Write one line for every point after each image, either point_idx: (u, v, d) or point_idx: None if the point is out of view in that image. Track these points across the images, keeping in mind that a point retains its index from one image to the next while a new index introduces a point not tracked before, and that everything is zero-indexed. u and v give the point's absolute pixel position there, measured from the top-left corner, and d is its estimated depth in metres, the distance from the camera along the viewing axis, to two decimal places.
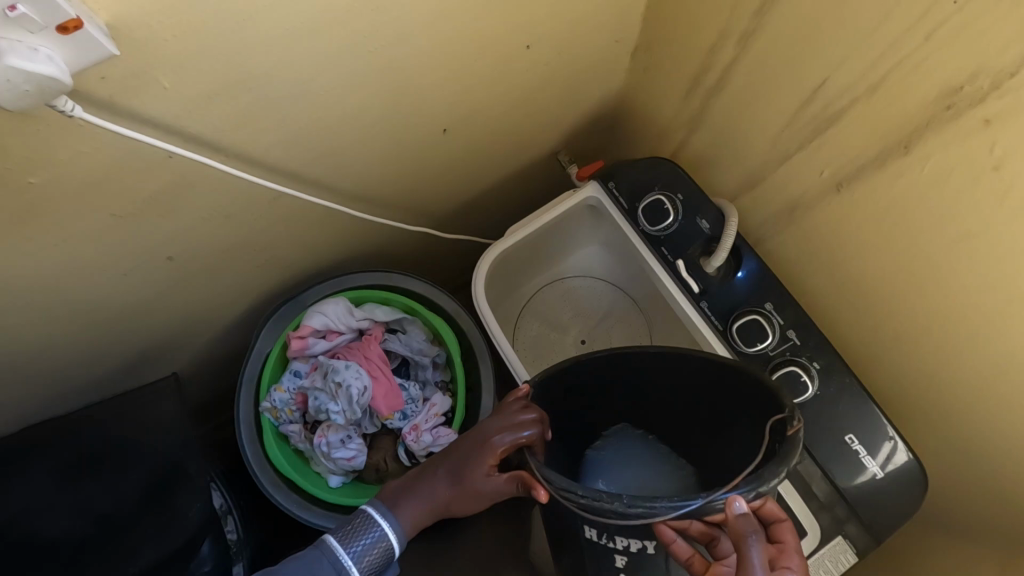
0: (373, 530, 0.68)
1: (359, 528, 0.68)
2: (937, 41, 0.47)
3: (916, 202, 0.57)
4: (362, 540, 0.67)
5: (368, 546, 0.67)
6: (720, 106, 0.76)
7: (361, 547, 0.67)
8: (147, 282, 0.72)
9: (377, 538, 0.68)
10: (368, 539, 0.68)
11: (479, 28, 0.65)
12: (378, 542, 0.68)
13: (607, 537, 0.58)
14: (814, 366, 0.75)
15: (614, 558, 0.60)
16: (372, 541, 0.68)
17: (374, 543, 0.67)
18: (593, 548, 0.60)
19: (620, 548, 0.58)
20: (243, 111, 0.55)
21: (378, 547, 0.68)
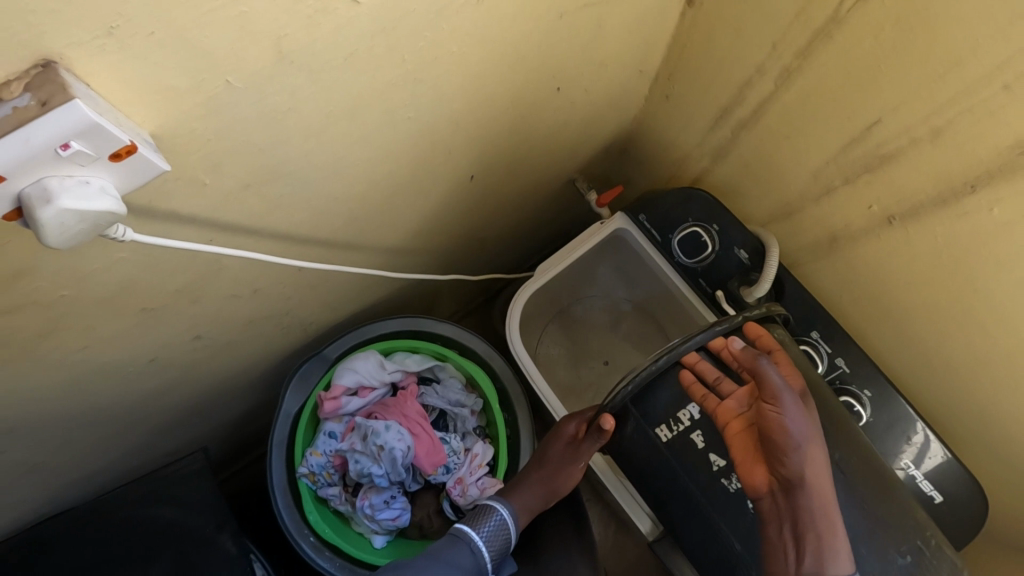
0: (495, 515, 0.72)
1: (483, 515, 0.72)
2: (1016, 92, 0.44)
3: (979, 239, 0.56)
4: (489, 523, 0.71)
5: (491, 524, 0.71)
6: (753, 137, 0.74)
7: (490, 530, 0.71)
8: (171, 364, 0.68)
9: (496, 520, 0.72)
10: (493, 523, 0.71)
11: (513, 81, 0.61)
12: (500, 526, 0.72)
13: (673, 422, 0.63)
14: (865, 394, 0.75)
15: (695, 444, 0.62)
16: (497, 524, 0.71)
17: (499, 526, 0.71)
18: (676, 451, 0.63)
19: (688, 425, 0.62)
20: (279, 193, 0.51)
21: (500, 526, 0.71)
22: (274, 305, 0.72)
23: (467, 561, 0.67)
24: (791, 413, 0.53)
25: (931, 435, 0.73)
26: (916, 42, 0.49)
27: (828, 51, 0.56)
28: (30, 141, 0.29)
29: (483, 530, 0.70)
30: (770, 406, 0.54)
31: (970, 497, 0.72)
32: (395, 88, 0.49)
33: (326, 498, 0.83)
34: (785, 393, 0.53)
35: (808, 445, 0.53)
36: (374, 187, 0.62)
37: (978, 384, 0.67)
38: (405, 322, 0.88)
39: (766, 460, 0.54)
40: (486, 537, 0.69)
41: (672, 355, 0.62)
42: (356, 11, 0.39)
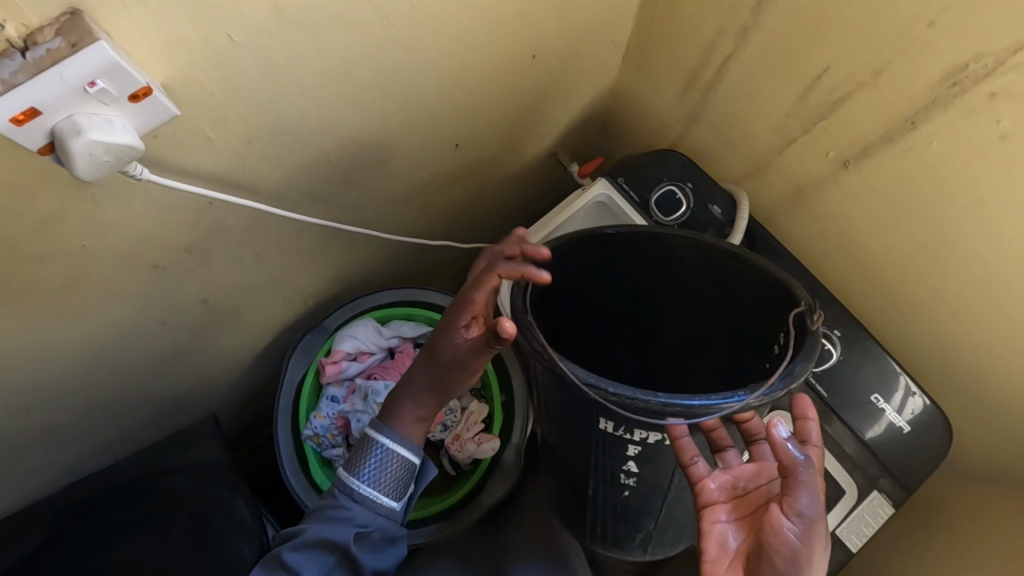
0: (376, 450, 0.67)
1: (362, 452, 0.67)
2: (940, 28, 0.49)
3: (923, 173, 0.61)
4: (369, 461, 0.66)
5: (382, 465, 0.66)
6: (721, 97, 0.79)
7: (372, 469, 0.66)
8: (180, 330, 0.72)
9: (382, 450, 0.67)
10: (376, 459, 0.66)
11: (491, 48, 0.66)
12: (384, 458, 0.67)
13: (624, 429, 0.56)
14: (835, 334, 0.79)
15: (626, 448, 0.59)
16: (382, 458, 0.67)
17: (385, 461, 0.66)
18: (604, 438, 0.58)
19: (636, 439, 0.57)
20: (278, 151, 0.56)
21: (389, 460, 0.67)
22: (275, 272, 0.76)
23: (363, 504, 0.66)
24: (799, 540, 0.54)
25: (917, 392, 0.77)
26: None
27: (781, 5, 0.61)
28: (63, 78, 0.33)
29: (365, 475, 0.66)
30: (785, 502, 0.55)
31: (936, 425, 0.76)
32: (381, 49, 0.54)
33: (331, 459, 0.87)
34: (808, 508, 0.54)
35: (806, 569, 0.53)
36: (364, 150, 0.66)
37: (937, 316, 0.72)
38: (399, 293, 0.93)
39: (759, 556, 0.56)
40: (374, 482, 0.66)
41: (691, 406, 0.48)
42: None
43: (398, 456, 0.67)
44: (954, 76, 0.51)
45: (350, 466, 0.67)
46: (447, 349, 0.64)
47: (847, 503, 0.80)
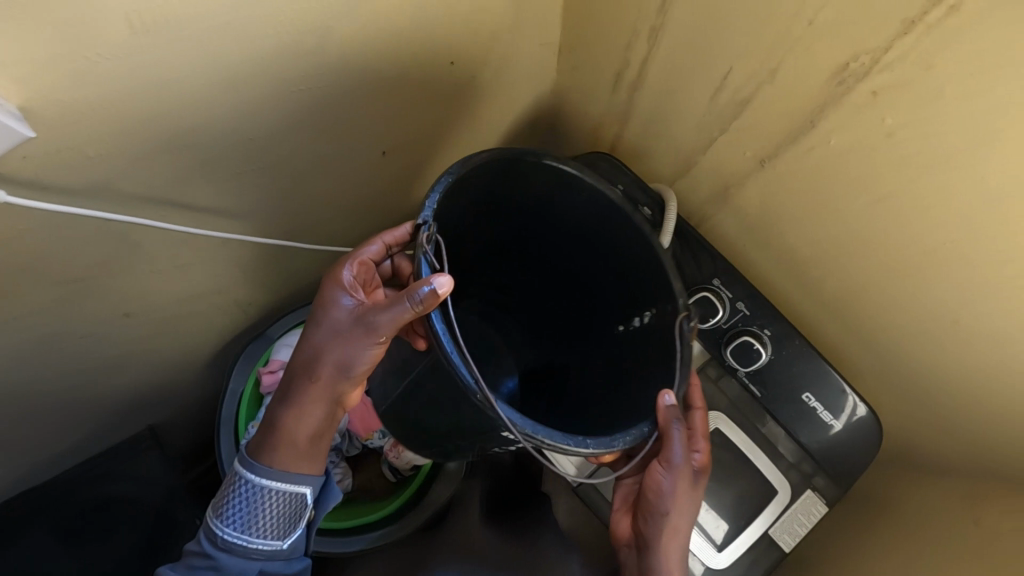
0: (241, 491, 0.61)
1: (227, 494, 0.61)
2: (818, 27, 0.49)
3: (827, 170, 0.60)
4: (234, 504, 0.61)
5: (252, 509, 0.61)
6: (647, 96, 0.78)
7: (237, 513, 0.60)
8: (106, 344, 0.72)
9: (251, 492, 0.61)
10: (241, 502, 0.61)
11: (399, 53, 0.65)
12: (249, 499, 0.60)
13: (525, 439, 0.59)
14: (765, 333, 0.79)
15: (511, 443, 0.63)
16: (247, 502, 0.61)
17: (249, 503, 0.61)
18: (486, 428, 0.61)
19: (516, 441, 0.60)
20: (175, 165, 0.56)
21: (260, 496, 0.61)
22: (202, 284, 0.76)
23: (231, 550, 0.60)
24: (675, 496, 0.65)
25: (857, 397, 0.77)
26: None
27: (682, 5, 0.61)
28: None
29: (229, 520, 0.60)
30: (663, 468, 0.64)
31: (866, 421, 0.77)
32: (269, 60, 0.53)
33: None
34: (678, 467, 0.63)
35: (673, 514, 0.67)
36: (277, 159, 0.66)
37: (863, 312, 0.71)
38: None
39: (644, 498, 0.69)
40: (241, 527, 0.60)
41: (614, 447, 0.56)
42: None
43: (270, 489, 0.61)
44: (838, 74, 0.50)
45: (214, 511, 0.61)
46: (329, 347, 0.61)
47: (781, 502, 0.79)
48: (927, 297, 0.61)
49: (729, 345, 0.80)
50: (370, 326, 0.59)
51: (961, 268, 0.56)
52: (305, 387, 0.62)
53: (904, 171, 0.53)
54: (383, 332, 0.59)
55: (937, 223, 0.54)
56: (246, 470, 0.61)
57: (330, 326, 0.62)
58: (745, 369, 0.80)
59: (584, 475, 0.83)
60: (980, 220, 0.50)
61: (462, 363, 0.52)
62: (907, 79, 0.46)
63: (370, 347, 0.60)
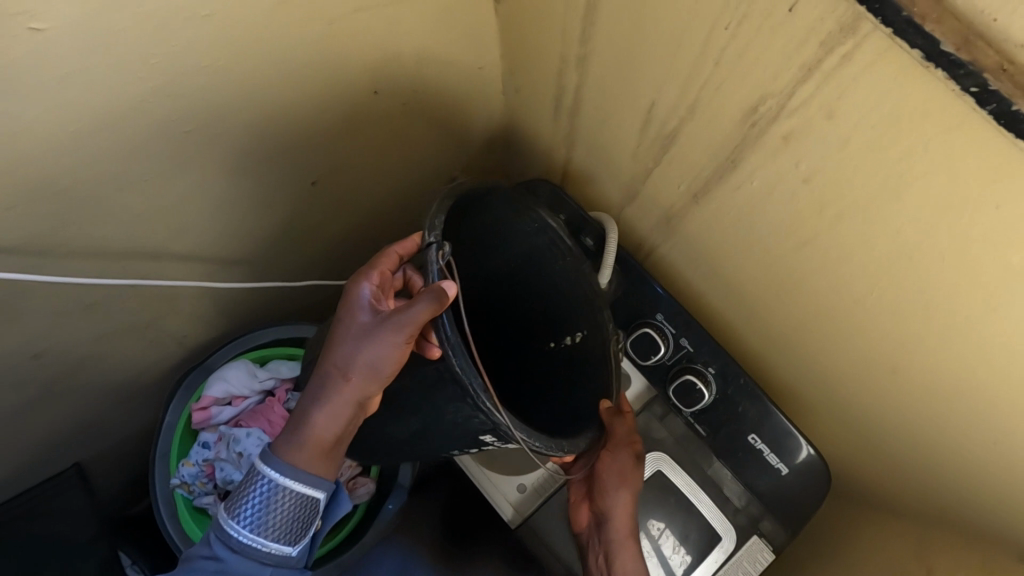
0: (261, 484, 0.54)
1: (244, 487, 0.55)
2: (725, 67, 0.45)
3: (756, 211, 0.56)
4: (250, 501, 0.54)
5: (267, 512, 0.54)
6: (586, 123, 0.75)
7: (251, 511, 0.54)
8: (17, 385, 0.70)
9: (264, 494, 0.54)
10: (258, 498, 0.54)
11: (311, 87, 0.62)
12: (267, 499, 0.54)
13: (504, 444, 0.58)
14: (709, 372, 0.75)
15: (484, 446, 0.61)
16: (265, 498, 0.54)
17: (268, 499, 0.54)
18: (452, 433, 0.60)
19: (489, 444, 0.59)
20: (58, 213, 0.53)
21: (279, 498, 0.54)
22: (122, 322, 0.73)
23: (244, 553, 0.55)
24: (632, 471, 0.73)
25: (804, 439, 0.73)
26: (650, 27, 0.49)
27: (600, 37, 0.57)
28: None
29: (243, 520, 0.54)
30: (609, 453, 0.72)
31: (814, 466, 0.73)
32: (147, 103, 0.50)
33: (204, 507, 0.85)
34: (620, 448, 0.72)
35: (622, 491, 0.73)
36: (185, 197, 0.63)
37: (807, 353, 0.67)
38: (285, 330, 0.90)
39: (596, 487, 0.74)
40: (254, 527, 0.53)
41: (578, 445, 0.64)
42: (43, 37, 0.40)
43: (293, 490, 0.55)
44: (750, 116, 0.47)
45: (227, 508, 0.55)
46: (356, 344, 0.56)
47: (725, 549, 0.75)
48: (863, 345, 0.58)
49: (672, 383, 0.77)
50: (400, 323, 0.54)
51: (892, 319, 0.52)
52: (334, 388, 0.56)
53: (824, 218, 0.49)
54: (406, 332, 0.54)
55: (863, 272, 0.50)
56: (267, 468, 0.54)
57: (356, 323, 0.57)
58: (689, 408, 0.77)
59: (524, 513, 0.77)
60: (900, 273, 0.47)
61: (480, 390, 0.51)
62: (812, 126, 0.42)
63: (392, 348, 0.55)
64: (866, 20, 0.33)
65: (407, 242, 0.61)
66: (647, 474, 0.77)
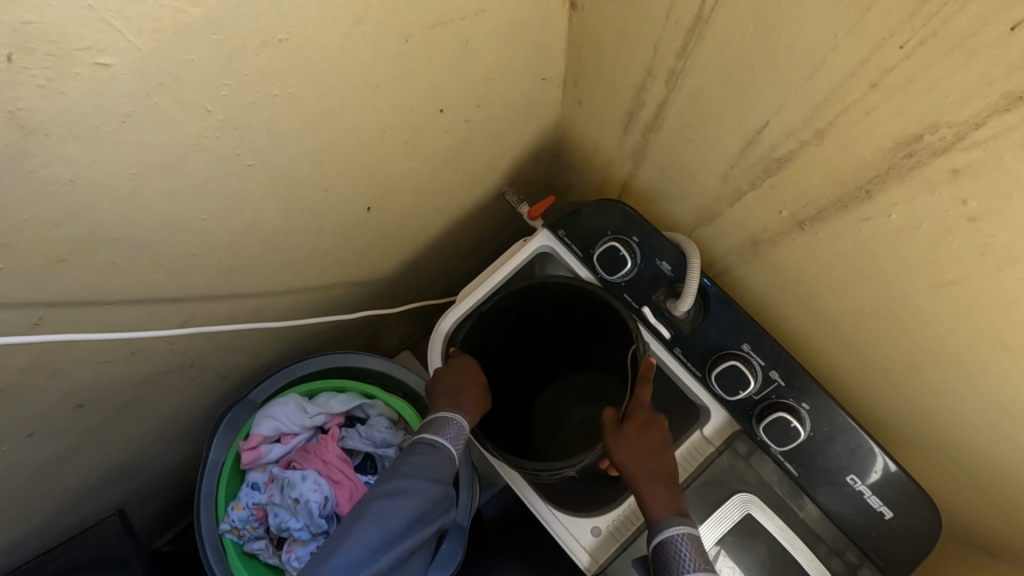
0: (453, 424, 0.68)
1: (436, 426, 0.68)
2: (883, 90, 0.39)
3: (883, 247, 0.51)
4: (449, 431, 0.68)
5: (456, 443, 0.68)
6: (663, 140, 0.68)
7: (453, 435, 0.68)
8: (59, 434, 0.64)
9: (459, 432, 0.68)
10: (452, 433, 0.68)
11: (376, 111, 0.56)
12: (462, 433, 0.68)
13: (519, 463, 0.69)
14: (803, 408, 0.70)
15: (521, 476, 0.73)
16: (458, 431, 0.68)
17: (459, 433, 0.68)
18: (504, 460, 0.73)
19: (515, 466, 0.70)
20: (107, 261, 0.48)
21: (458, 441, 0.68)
22: (166, 364, 0.68)
23: (444, 467, 0.66)
24: (647, 427, 0.69)
25: (907, 479, 0.67)
26: (781, 43, 0.43)
27: (705, 51, 0.51)
28: None
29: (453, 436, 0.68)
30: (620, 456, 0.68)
31: (924, 512, 0.67)
32: (212, 138, 0.44)
33: (255, 552, 0.80)
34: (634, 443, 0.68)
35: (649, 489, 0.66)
36: (238, 235, 0.57)
37: (918, 393, 0.61)
38: (334, 361, 0.85)
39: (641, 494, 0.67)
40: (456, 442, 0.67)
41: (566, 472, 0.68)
42: (110, 73, 0.35)
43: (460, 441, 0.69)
44: (908, 146, 0.41)
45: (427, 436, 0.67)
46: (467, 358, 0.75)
47: None
48: (998, 390, 0.52)
49: (761, 420, 0.71)
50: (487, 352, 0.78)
51: None
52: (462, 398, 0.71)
53: (986, 259, 0.43)
54: None
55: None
56: (449, 412, 0.68)
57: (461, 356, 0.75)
58: (778, 446, 0.71)
59: (600, 562, 0.71)
60: None
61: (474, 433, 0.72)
62: (1000, 161, 0.36)
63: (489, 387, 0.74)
64: None
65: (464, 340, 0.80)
66: (735, 517, 0.72)
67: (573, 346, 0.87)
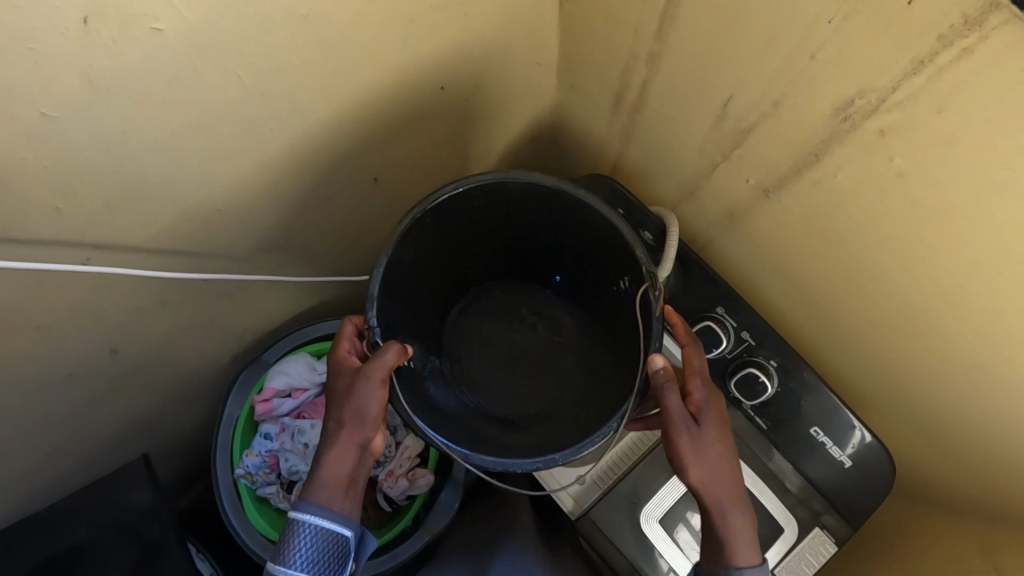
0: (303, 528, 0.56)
1: (287, 537, 0.56)
2: (821, 61, 0.45)
3: (834, 208, 0.56)
4: (298, 545, 0.55)
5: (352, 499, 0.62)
6: (647, 117, 0.74)
7: (303, 547, 0.55)
8: (95, 378, 0.71)
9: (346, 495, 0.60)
10: (305, 539, 0.55)
11: (383, 84, 0.62)
12: (319, 530, 0.56)
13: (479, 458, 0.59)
14: (771, 365, 0.76)
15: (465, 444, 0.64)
16: (310, 535, 0.55)
17: (314, 535, 0.56)
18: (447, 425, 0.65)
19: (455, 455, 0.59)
20: (147, 211, 0.55)
21: (323, 534, 0.56)
22: (191, 318, 0.75)
23: None
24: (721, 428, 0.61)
25: (866, 430, 0.73)
26: (740, 21, 0.49)
27: (679, 31, 0.57)
28: None
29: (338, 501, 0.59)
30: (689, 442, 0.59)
31: (879, 461, 0.73)
32: (241, 101, 0.51)
33: (267, 497, 0.87)
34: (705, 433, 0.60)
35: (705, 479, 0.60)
36: (260, 196, 0.64)
37: (874, 348, 0.67)
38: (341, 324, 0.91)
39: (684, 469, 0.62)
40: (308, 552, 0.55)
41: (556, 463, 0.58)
42: (161, 38, 0.41)
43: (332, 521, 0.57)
44: (845, 110, 0.47)
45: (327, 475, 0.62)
46: (344, 396, 0.60)
47: (788, 541, 0.75)
48: (938, 338, 0.58)
49: (734, 376, 0.77)
50: (374, 368, 0.58)
51: (976, 313, 0.52)
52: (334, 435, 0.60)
53: (916, 213, 0.49)
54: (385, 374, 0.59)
55: (951, 266, 0.50)
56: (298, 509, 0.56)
57: (340, 384, 0.62)
58: (749, 401, 0.77)
59: (583, 506, 0.77)
60: (991, 268, 0.47)
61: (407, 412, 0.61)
62: (917, 120, 0.42)
63: (377, 391, 0.59)
64: (999, 12, 0.33)
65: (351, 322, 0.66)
66: None
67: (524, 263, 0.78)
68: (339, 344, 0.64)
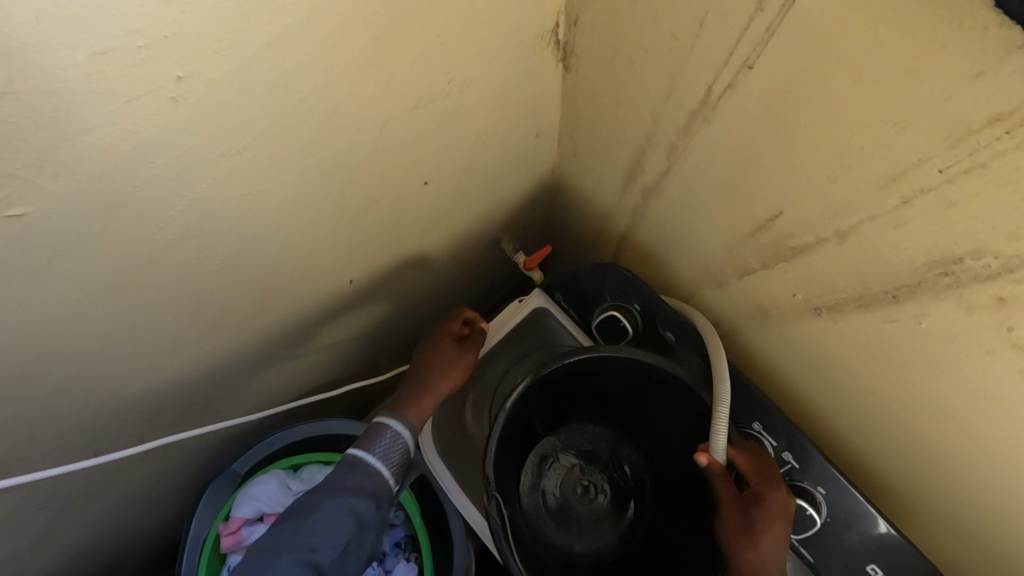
0: (366, 464, 0.62)
1: (355, 460, 0.62)
2: (921, 207, 0.35)
3: (910, 349, 0.46)
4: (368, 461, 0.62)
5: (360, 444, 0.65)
6: (663, 206, 0.63)
7: (373, 465, 0.62)
8: (20, 531, 0.61)
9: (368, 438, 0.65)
10: (371, 464, 0.63)
11: (354, 192, 0.51)
12: (373, 476, 0.62)
13: None
14: (818, 492, 0.66)
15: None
16: (377, 465, 0.63)
17: (378, 468, 0.63)
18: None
19: None
20: (54, 372, 0.45)
21: (393, 454, 0.64)
22: (137, 453, 0.64)
23: (369, 481, 0.62)
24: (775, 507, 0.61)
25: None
26: (805, 142, 0.39)
27: (716, 136, 0.47)
28: None
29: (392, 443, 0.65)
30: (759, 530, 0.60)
31: None
32: (160, 250, 0.41)
33: None
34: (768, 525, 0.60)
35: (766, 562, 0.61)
36: (201, 324, 0.53)
37: (944, 489, 0.56)
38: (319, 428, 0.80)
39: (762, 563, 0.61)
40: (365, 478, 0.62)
41: None
42: (29, 221, 0.33)
43: (382, 475, 0.63)
44: (947, 265, 0.37)
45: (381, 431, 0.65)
46: (432, 356, 0.72)
47: None
48: None
49: None
50: (464, 353, 0.72)
51: None
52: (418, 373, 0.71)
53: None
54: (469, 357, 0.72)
55: None
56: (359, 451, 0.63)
57: (445, 350, 0.72)
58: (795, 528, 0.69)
59: None
60: None
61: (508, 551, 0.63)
62: None
63: (456, 368, 0.71)
64: None
65: (464, 312, 0.75)
66: None
67: (592, 412, 0.79)
68: (450, 322, 0.74)
